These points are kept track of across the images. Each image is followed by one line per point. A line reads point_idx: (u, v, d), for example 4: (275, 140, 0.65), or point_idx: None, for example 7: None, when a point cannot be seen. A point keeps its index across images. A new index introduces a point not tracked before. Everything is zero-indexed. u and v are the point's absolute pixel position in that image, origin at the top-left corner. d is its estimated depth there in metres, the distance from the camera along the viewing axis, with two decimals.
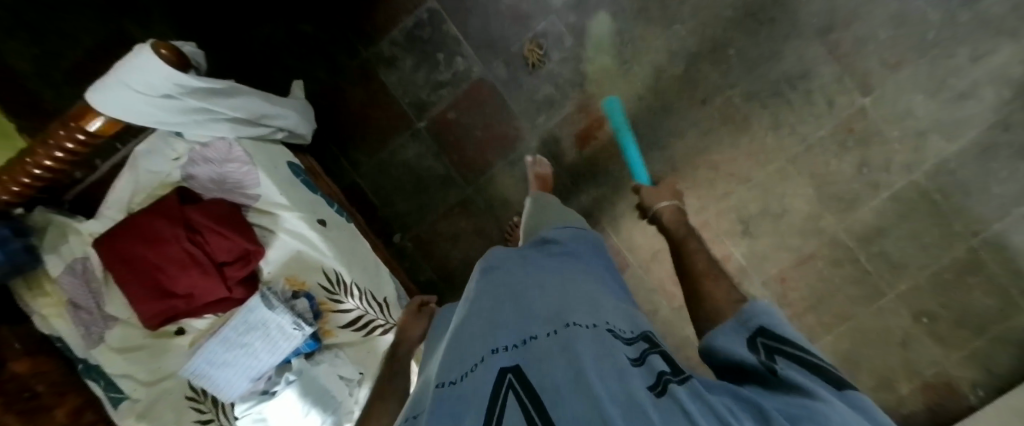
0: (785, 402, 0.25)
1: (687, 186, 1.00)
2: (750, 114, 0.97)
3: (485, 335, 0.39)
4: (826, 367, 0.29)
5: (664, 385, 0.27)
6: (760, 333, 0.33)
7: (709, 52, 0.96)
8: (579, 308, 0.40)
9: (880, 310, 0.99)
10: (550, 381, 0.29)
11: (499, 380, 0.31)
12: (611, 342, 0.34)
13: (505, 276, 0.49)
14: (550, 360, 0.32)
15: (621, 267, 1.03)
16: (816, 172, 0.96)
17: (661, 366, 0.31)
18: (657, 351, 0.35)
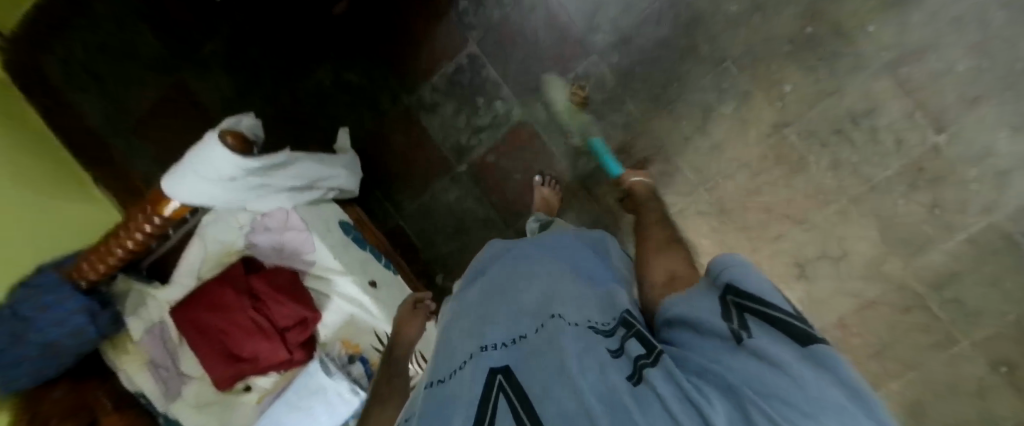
0: (747, 371, 0.25)
1: (736, 228, 0.98)
2: (807, 153, 0.91)
3: (477, 334, 0.44)
4: (792, 317, 0.29)
5: (639, 375, 0.31)
6: (727, 290, 0.33)
7: (761, 89, 0.91)
8: (565, 302, 0.45)
9: (954, 359, 0.90)
10: (535, 380, 0.33)
11: (491, 378, 0.35)
12: (589, 336, 0.38)
13: (497, 281, 0.54)
14: (536, 359, 0.36)
15: None
16: (881, 213, 0.90)
17: (637, 350, 0.35)
18: (633, 333, 0.39)
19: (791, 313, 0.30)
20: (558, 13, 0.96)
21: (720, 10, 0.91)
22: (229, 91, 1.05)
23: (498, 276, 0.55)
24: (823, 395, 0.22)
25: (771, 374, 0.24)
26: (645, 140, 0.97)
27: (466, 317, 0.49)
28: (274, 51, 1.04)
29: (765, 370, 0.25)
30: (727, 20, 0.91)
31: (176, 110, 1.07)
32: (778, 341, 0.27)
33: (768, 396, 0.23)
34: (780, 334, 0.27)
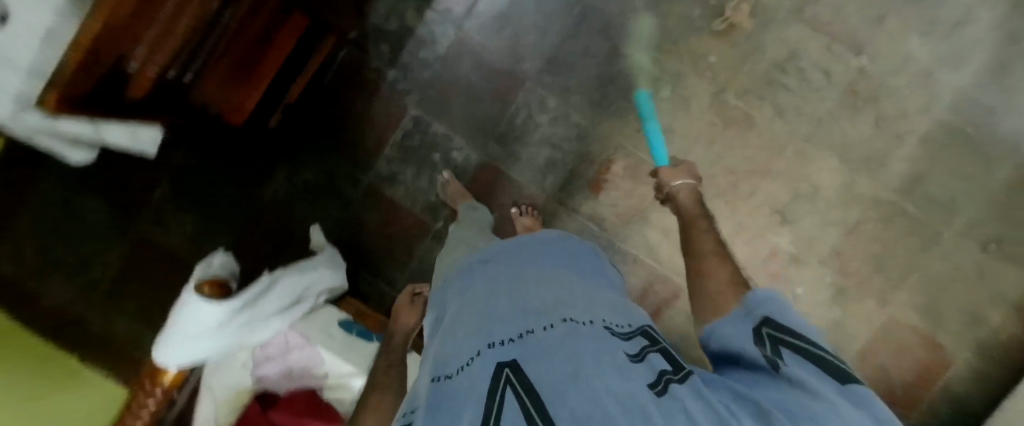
0: (784, 398, 0.27)
1: (712, 196, 0.98)
2: (750, 109, 0.95)
3: (480, 330, 0.42)
4: (834, 360, 0.30)
5: (664, 385, 0.29)
6: (764, 321, 0.34)
7: (690, 65, 0.96)
8: (576, 304, 0.43)
9: (948, 252, 0.93)
10: (546, 376, 0.32)
11: (499, 374, 0.34)
12: (605, 337, 0.36)
13: (501, 276, 0.51)
14: (546, 355, 0.34)
15: (675, 293, 1.02)
16: (835, 142, 0.93)
17: (663, 364, 0.34)
18: (656, 348, 0.38)
19: (830, 354, 0.31)
20: (485, 55, 1.00)
21: (627, 9, 0.96)
22: (190, 225, 1.04)
23: (502, 270, 0.52)
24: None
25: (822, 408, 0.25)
26: (602, 143, 1.00)
27: (468, 309, 0.48)
28: (224, 175, 1.04)
29: (816, 401, 0.25)
30: (638, 15, 0.96)
31: (143, 261, 1.05)
32: (823, 380, 0.28)
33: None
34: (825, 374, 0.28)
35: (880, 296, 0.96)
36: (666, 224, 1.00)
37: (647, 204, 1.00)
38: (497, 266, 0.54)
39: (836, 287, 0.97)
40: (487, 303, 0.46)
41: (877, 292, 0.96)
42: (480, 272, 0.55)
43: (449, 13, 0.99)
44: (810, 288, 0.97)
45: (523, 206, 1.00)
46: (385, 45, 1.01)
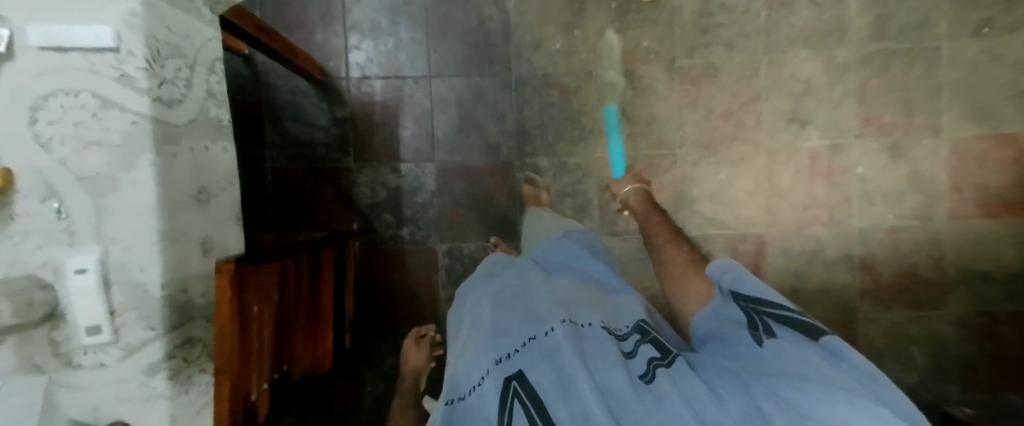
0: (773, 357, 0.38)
1: (728, 144, 1.00)
2: (706, 60, 1.00)
3: (483, 339, 0.47)
4: (800, 314, 0.41)
5: (651, 375, 0.40)
6: (741, 294, 0.46)
7: (634, 61, 1.01)
8: (574, 310, 0.50)
9: (954, 57, 0.96)
10: (544, 382, 0.38)
11: (506, 386, 0.40)
12: (599, 339, 0.44)
13: (507, 290, 0.56)
14: (542, 363, 0.41)
15: (759, 241, 1.01)
16: (793, 37, 0.98)
17: (651, 353, 0.44)
18: (648, 341, 0.47)
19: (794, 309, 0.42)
20: (469, 164, 1.05)
21: (553, 55, 1.02)
22: None
23: (506, 284, 0.57)
24: (834, 371, 0.34)
25: (794, 358, 0.36)
26: (609, 165, 1.03)
27: (475, 324, 0.51)
28: None
29: (787, 355, 0.37)
30: (565, 53, 1.02)
31: None
32: (793, 335, 0.39)
33: (788, 372, 0.35)
34: (796, 330, 0.39)
35: (929, 127, 0.97)
36: (709, 193, 1.01)
37: (681, 188, 1.02)
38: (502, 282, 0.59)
39: (887, 145, 0.98)
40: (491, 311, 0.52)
41: (923, 126, 0.97)
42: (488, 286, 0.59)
43: (419, 154, 1.04)
44: (866, 160, 0.98)
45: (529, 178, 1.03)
46: (386, 212, 1.05)
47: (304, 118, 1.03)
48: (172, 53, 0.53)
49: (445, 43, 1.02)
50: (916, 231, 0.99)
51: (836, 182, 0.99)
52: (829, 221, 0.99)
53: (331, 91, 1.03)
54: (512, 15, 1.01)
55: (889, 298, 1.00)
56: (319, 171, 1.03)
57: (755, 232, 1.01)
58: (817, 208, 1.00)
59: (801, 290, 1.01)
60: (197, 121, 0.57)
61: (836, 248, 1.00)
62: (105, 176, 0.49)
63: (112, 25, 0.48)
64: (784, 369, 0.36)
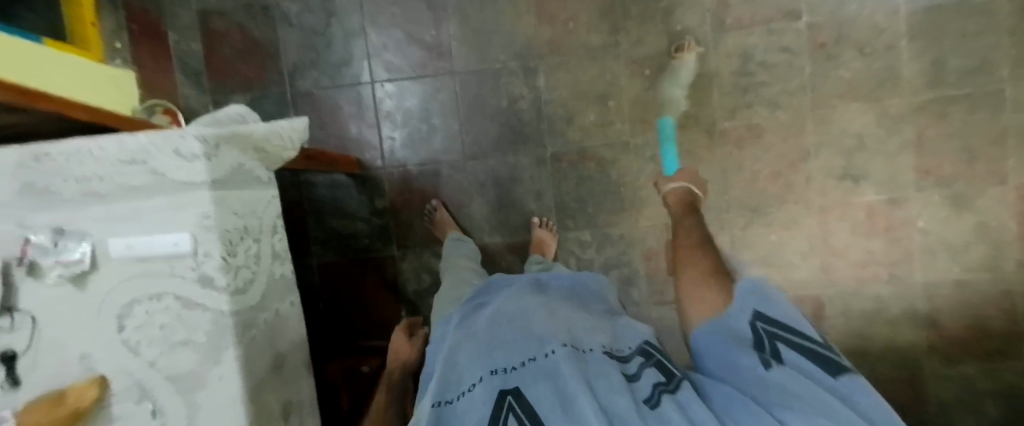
0: (797, 387, 0.40)
1: (778, 204, 0.96)
2: (750, 120, 0.95)
3: (488, 357, 0.50)
4: (817, 347, 0.44)
5: (655, 399, 0.42)
6: (758, 316, 0.48)
7: (672, 126, 0.97)
8: (574, 333, 0.53)
9: (1018, 99, 0.90)
10: (541, 400, 0.41)
11: (501, 399, 0.43)
12: (596, 361, 0.47)
13: (508, 312, 0.58)
14: (543, 383, 0.43)
15: (815, 302, 0.98)
16: (841, 91, 0.93)
17: (654, 379, 0.45)
18: (653, 363, 0.50)
19: (814, 343, 0.45)
20: (510, 243, 1.04)
21: (587, 127, 1.00)
22: None
23: (507, 306, 0.60)
24: (841, 405, 0.37)
25: (808, 391, 0.39)
26: (654, 234, 1.00)
27: (475, 342, 0.54)
28: None
29: (799, 385, 0.40)
30: (599, 123, 0.99)
31: None
32: (806, 368, 0.42)
33: (797, 402, 0.38)
34: (814, 364, 0.43)
35: (993, 176, 0.92)
36: (761, 256, 0.98)
37: (731, 253, 0.98)
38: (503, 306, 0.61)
39: (948, 196, 0.93)
40: (497, 328, 0.55)
41: (987, 175, 0.92)
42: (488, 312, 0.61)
43: None
44: (925, 213, 0.94)
45: (541, 219, 1.01)
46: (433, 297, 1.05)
47: (344, 211, 1.03)
48: (241, 234, 0.54)
49: (477, 125, 1.01)
50: (984, 282, 0.94)
51: (894, 237, 0.95)
52: (888, 277, 0.96)
53: (368, 183, 1.03)
54: (543, 91, 1.00)
55: (957, 353, 0.96)
56: (364, 261, 1.04)
57: (812, 293, 0.98)
58: (875, 264, 0.96)
59: (860, 347, 0.98)
60: (268, 290, 0.58)
61: (897, 303, 0.97)
62: (195, 376, 0.50)
63: (188, 230, 0.49)
64: (789, 399, 0.39)
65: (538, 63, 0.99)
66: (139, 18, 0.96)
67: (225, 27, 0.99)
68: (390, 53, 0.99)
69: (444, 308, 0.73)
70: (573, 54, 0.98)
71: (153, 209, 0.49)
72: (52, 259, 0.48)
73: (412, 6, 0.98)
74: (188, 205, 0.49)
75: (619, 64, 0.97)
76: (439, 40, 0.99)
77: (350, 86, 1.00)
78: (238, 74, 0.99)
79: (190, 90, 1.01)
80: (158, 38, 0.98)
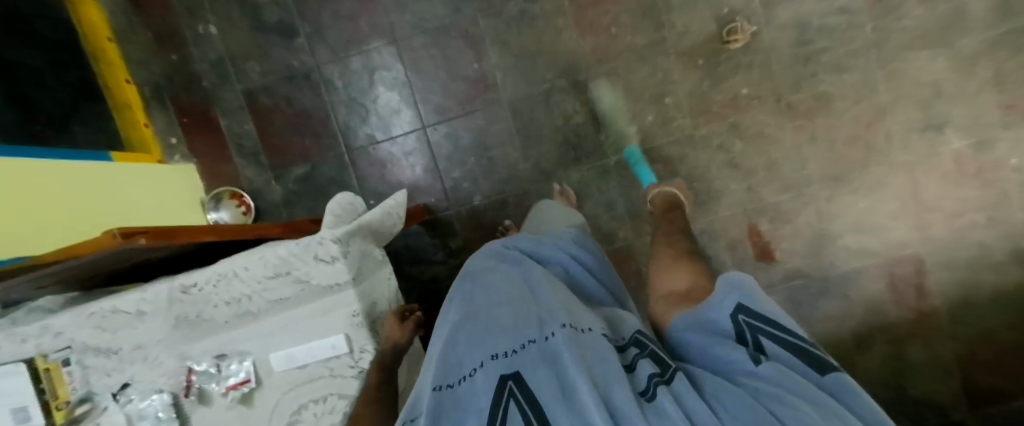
0: (787, 377, 0.29)
1: (860, 170, 0.93)
2: (816, 90, 0.92)
3: (479, 343, 0.41)
4: (804, 344, 0.34)
5: (652, 391, 0.31)
6: (739, 310, 0.38)
7: (734, 112, 0.94)
8: (573, 312, 0.42)
9: None
10: (544, 388, 0.32)
11: (501, 387, 0.34)
12: (603, 345, 0.37)
13: (501, 289, 0.49)
14: (542, 369, 0.34)
15: (913, 260, 0.95)
16: (908, 43, 0.89)
17: (648, 369, 0.34)
18: (646, 352, 0.39)
19: (802, 339, 0.34)
20: None
21: (647, 128, 0.97)
22: None
23: (505, 285, 0.51)
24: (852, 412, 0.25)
25: (801, 387, 0.28)
26: (735, 223, 0.98)
27: (469, 320, 0.46)
28: None
29: (796, 381, 0.29)
30: (658, 124, 0.97)
31: None
32: (795, 365, 0.32)
33: (789, 398, 0.27)
34: (798, 358, 0.32)
35: None
36: (851, 224, 0.95)
37: (820, 227, 0.96)
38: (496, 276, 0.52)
39: None
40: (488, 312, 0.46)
41: None
42: (486, 281, 0.52)
43: None
44: (1017, 150, 0.90)
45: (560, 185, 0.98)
46: None
47: (421, 258, 1.04)
48: (377, 322, 0.54)
49: (535, 148, 1.00)
50: None
51: (988, 181, 0.91)
52: (988, 222, 0.92)
53: (440, 227, 1.03)
54: (596, 101, 0.98)
55: None
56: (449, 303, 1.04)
57: (910, 253, 0.95)
58: (972, 212, 0.92)
59: (971, 298, 0.94)
60: None
61: (1003, 247, 0.92)
62: None
63: (341, 332, 0.50)
64: (773, 395, 0.27)
65: (586, 75, 0.97)
66: (191, 112, 0.99)
67: (273, 103, 0.98)
68: (438, 95, 0.99)
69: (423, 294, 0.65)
70: (620, 59, 0.96)
71: (302, 319, 0.50)
72: (221, 384, 0.51)
73: (450, 45, 0.97)
74: (335, 308, 0.50)
75: (670, 60, 0.94)
76: (483, 72, 0.98)
77: (405, 135, 1.00)
78: (294, 146, 1.00)
79: (250, 171, 1.00)
80: (209, 125, 0.99)
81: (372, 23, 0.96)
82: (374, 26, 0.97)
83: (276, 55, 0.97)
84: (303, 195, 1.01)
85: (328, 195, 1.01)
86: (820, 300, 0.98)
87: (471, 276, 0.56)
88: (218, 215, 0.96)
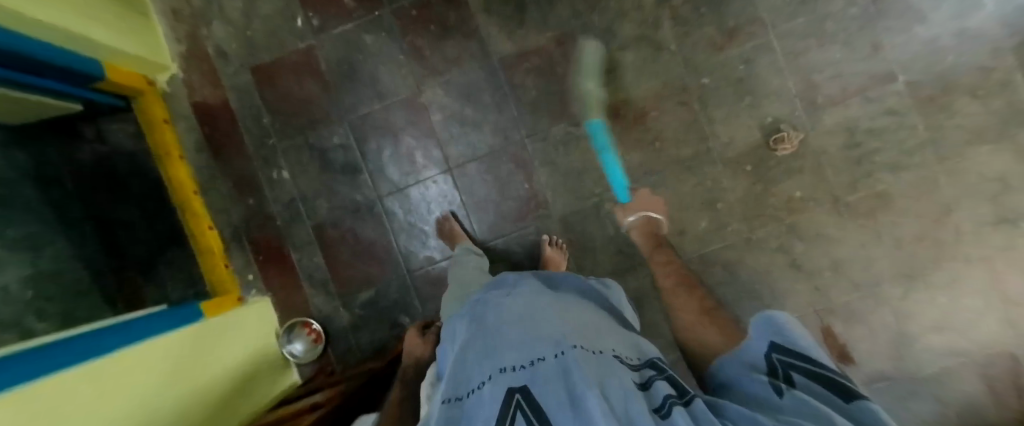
0: (801, 402, 0.32)
1: (934, 266, 0.90)
2: (874, 190, 0.91)
3: (492, 358, 0.43)
4: (831, 373, 0.35)
5: (667, 409, 0.33)
6: (778, 350, 0.42)
7: (791, 213, 0.94)
8: (584, 335, 0.44)
9: None
10: (553, 400, 0.33)
11: (508, 397, 0.34)
12: (615, 369, 0.38)
13: (513, 312, 0.52)
14: (552, 380, 0.35)
15: (1007, 357, 0.89)
16: (965, 140, 0.88)
17: (665, 390, 0.37)
18: (664, 377, 0.41)
19: (832, 369, 0.36)
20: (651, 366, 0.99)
21: (702, 234, 0.97)
22: None
23: (517, 306, 0.53)
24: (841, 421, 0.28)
25: (810, 409, 0.30)
26: (806, 325, 0.94)
27: (481, 340, 0.48)
28: None
29: (799, 402, 0.32)
30: (713, 229, 0.96)
31: None
32: (813, 390, 0.34)
33: (795, 418, 0.30)
34: (821, 386, 0.34)
35: None
36: (932, 323, 0.91)
37: (897, 326, 0.92)
38: (516, 303, 0.55)
39: None
40: (503, 327, 0.48)
41: None
42: (500, 306, 0.55)
43: None
44: None
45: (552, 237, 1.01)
46: None
47: None
48: None
49: (589, 258, 1.01)
50: None
51: None
52: None
53: None
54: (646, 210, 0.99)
55: None
56: None
57: (1002, 351, 0.89)
58: None
59: None
60: None
61: None
62: None
63: None
64: (783, 417, 0.30)
65: (634, 186, 0.99)
66: (265, 248, 1.06)
67: (340, 234, 1.05)
68: (492, 216, 1.03)
69: (455, 304, 0.73)
70: (667, 169, 0.98)
71: None
72: None
73: (501, 168, 1.02)
74: None
75: (718, 168, 0.96)
76: (534, 191, 1.02)
77: None
78: (358, 273, 1.05)
79: (320, 298, 1.05)
80: (282, 260, 1.06)
81: (428, 155, 1.03)
82: (430, 158, 1.03)
83: (342, 191, 1.04)
84: (370, 319, 1.04)
85: (393, 317, 1.04)
86: (911, 405, 0.92)
87: (485, 302, 0.60)
88: (294, 346, 1.01)
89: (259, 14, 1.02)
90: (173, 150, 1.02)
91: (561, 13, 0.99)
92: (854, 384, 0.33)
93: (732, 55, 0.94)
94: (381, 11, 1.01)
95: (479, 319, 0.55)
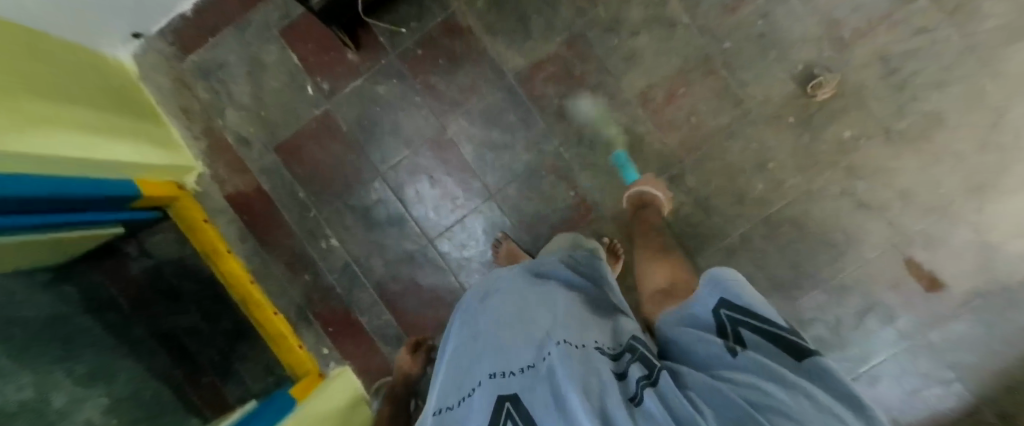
0: (760, 365, 0.32)
1: (1002, 171, 0.88)
2: (924, 112, 0.89)
3: (479, 365, 0.40)
4: (786, 334, 0.36)
5: (640, 396, 0.30)
6: (721, 303, 0.42)
7: (846, 155, 0.92)
8: (567, 328, 0.41)
9: None
10: (542, 412, 0.30)
11: (498, 408, 0.33)
12: (597, 362, 0.35)
13: (499, 308, 0.48)
14: (540, 387, 0.33)
15: None
16: (1002, 40, 0.86)
17: (636, 374, 0.34)
18: (637, 357, 0.38)
19: (781, 327, 0.37)
20: None
21: (760, 197, 0.96)
22: None
23: (505, 303, 0.49)
24: (812, 387, 0.29)
25: (774, 374, 0.30)
26: (887, 260, 0.93)
27: (471, 345, 0.45)
28: None
29: (761, 365, 0.32)
30: (770, 189, 0.95)
31: None
32: (767, 351, 0.35)
33: (757, 381, 0.30)
34: (775, 349, 0.35)
35: None
36: (1014, 228, 0.89)
37: (979, 240, 0.90)
38: (499, 300, 0.51)
39: None
40: (490, 326, 0.45)
41: None
42: (487, 304, 0.51)
43: None
44: None
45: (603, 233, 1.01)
46: None
47: None
48: None
49: None
50: None
51: None
52: None
53: None
54: (698, 188, 0.98)
55: None
56: None
57: None
58: None
59: None
60: None
61: None
62: None
63: None
64: (740, 382, 0.30)
65: (680, 167, 0.98)
66: (331, 319, 1.04)
67: (401, 287, 1.04)
68: (547, 230, 1.02)
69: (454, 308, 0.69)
70: (709, 142, 0.96)
71: None
72: None
73: (543, 181, 1.01)
74: None
75: (760, 128, 0.94)
76: (582, 196, 1.01)
77: None
78: (428, 320, 1.04)
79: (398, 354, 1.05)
80: (351, 327, 1.05)
81: (467, 187, 1.02)
82: (470, 190, 1.02)
83: (392, 244, 1.03)
84: None
85: None
86: (1009, 313, 0.91)
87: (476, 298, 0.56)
88: None
89: (267, 92, 1.01)
90: (219, 245, 1.01)
91: (563, 15, 0.98)
92: (803, 342, 0.35)
93: (746, 14, 0.93)
94: (386, 58, 1.00)
95: (470, 319, 0.51)
